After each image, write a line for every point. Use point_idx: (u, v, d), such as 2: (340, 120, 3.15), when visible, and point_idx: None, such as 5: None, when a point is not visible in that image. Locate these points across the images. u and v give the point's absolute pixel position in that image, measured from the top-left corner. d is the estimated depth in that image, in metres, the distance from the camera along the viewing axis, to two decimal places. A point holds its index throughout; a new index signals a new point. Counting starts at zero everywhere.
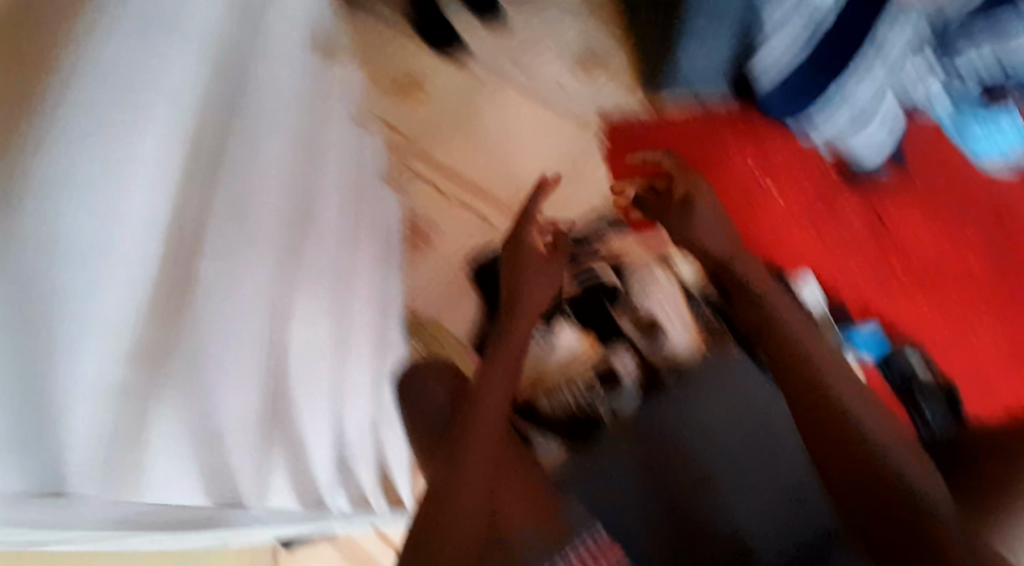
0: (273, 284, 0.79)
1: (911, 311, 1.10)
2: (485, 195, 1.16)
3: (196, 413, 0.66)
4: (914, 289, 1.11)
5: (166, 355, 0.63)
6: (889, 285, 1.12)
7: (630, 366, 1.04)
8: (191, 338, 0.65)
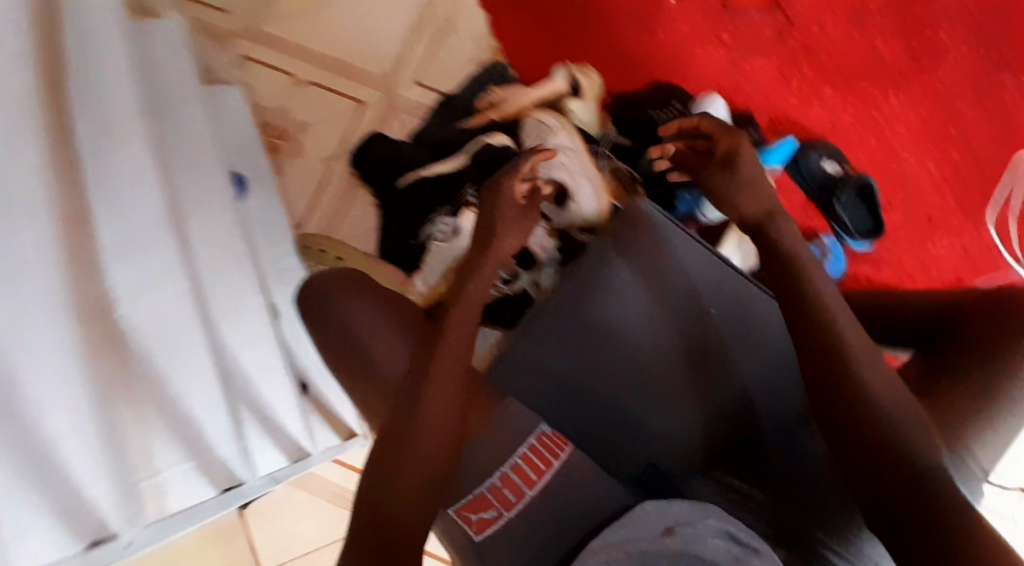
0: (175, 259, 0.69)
1: (812, 103, 1.06)
2: (354, 75, 1.08)
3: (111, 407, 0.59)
4: (813, 81, 1.06)
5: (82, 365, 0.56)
6: (789, 80, 1.06)
7: (545, 241, 0.92)
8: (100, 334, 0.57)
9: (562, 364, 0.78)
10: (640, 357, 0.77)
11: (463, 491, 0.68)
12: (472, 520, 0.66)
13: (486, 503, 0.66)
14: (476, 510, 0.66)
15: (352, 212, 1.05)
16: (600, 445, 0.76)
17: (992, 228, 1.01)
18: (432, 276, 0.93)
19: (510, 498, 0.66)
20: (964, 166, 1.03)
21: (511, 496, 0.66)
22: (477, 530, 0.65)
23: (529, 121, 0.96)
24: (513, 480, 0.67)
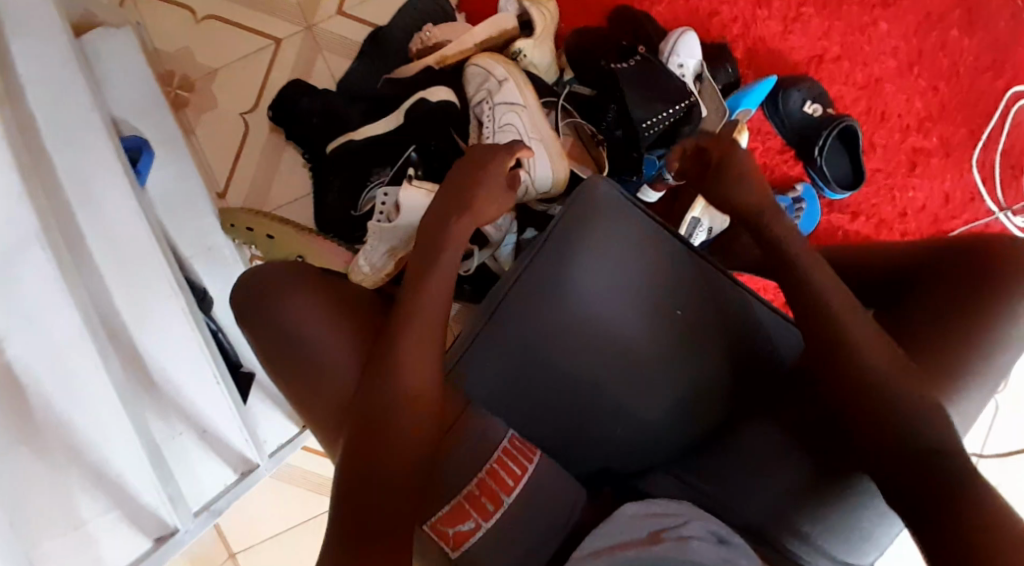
0: (42, 272, 0.62)
1: (794, 29, 0.95)
2: (268, 6, 0.93)
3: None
4: (796, 4, 0.95)
5: None
6: (769, 3, 0.94)
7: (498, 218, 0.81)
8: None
9: (524, 359, 0.71)
10: (617, 350, 0.71)
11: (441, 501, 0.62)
12: (449, 534, 0.61)
13: (462, 513, 0.61)
14: (452, 522, 0.61)
15: (280, 173, 0.93)
16: (572, 444, 0.71)
17: (976, 172, 0.94)
18: (376, 256, 0.83)
19: (488, 507, 0.61)
20: (951, 102, 0.95)
21: (489, 504, 0.61)
22: (454, 544, 0.60)
23: (473, 69, 0.83)
24: (490, 486, 0.62)
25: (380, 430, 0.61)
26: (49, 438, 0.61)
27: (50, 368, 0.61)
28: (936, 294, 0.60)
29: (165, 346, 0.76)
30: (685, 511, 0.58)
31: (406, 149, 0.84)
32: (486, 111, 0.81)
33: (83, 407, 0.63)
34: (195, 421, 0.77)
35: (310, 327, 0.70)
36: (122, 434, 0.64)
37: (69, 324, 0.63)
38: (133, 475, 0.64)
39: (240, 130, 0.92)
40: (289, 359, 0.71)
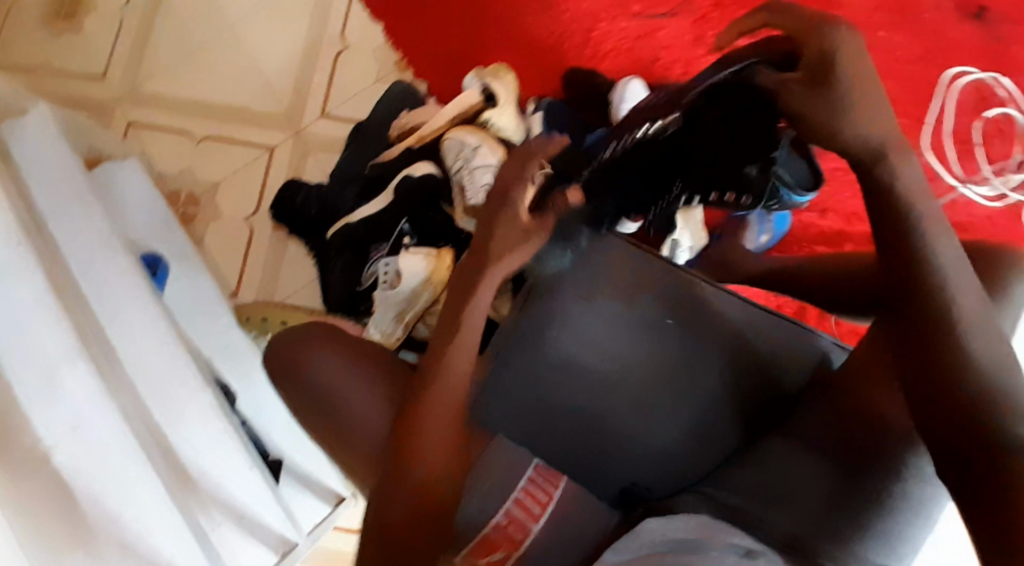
0: (84, 378, 0.68)
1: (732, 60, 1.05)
2: (256, 119, 1.03)
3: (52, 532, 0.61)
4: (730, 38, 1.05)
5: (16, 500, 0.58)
6: (705, 41, 1.04)
7: None
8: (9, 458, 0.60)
9: (527, 399, 0.71)
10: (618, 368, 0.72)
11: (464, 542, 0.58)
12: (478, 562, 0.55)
13: (491, 544, 0.57)
14: (483, 553, 0.56)
15: (286, 265, 1.00)
16: (594, 475, 0.69)
17: (928, 154, 1.04)
18: (384, 322, 0.88)
19: (516, 537, 0.58)
20: (892, 96, 1.06)
21: (518, 534, 0.58)
22: None
23: (449, 142, 0.89)
24: (517, 515, 0.59)
25: (400, 474, 0.58)
26: (112, 528, 0.65)
27: (96, 471, 0.65)
28: None
29: (194, 444, 0.79)
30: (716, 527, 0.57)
31: (399, 224, 0.91)
32: (466, 177, 0.87)
33: (137, 497, 0.67)
34: (235, 510, 0.80)
35: (341, 379, 0.69)
36: (163, 526, 0.68)
37: (111, 426, 0.68)
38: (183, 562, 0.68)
39: (245, 233, 1.00)
40: (314, 419, 0.70)
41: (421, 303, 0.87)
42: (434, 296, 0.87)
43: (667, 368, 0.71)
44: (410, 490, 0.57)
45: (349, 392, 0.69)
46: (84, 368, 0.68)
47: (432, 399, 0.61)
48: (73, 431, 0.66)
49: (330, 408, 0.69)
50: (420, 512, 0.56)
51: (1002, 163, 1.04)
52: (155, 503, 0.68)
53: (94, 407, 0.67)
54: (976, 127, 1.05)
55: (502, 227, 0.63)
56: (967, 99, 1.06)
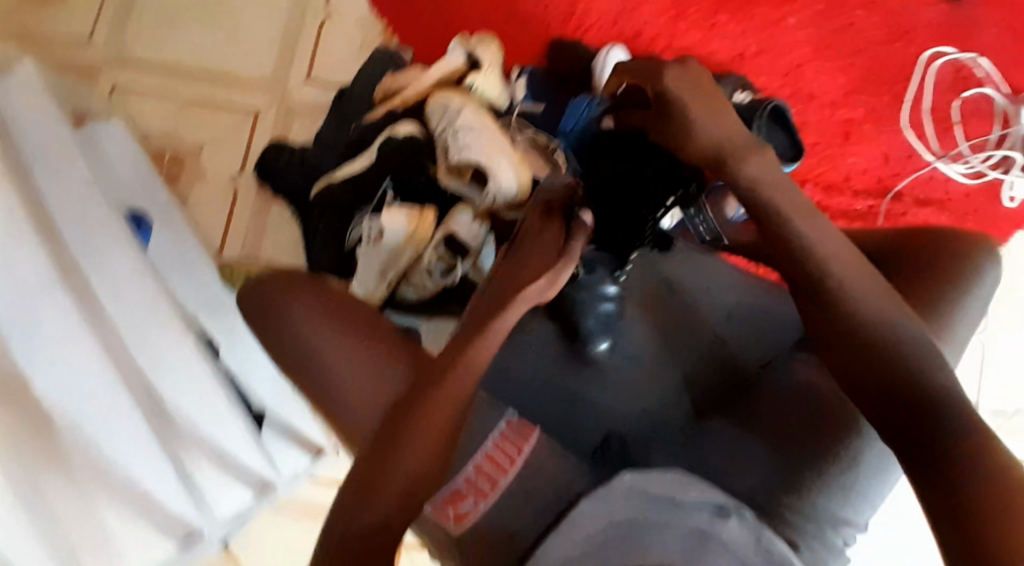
0: (57, 297, 0.67)
1: (714, 35, 1.07)
2: (242, 83, 1.04)
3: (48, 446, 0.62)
4: (711, 13, 1.07)
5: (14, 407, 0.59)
6: (686, 18, 1.07)
7: (472, 227, 0.86)
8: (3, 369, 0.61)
9: (532, 370, 0.72)
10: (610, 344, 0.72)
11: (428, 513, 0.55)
12: (450, 517, 0.59)
13: (459, 496, 0.59)
14: (453, 505, 0.59)
15: (268, 229, 1.00)
16: (568, 436, 0.70)
17: (908, 131, 1.06)
18: (367, 280, 0.88)
19: (484, 488, 0.59)
20: (870, 74, 1.07)
21: (484, 485, 0.59)
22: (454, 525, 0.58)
23: (434, 105, 0.90)
24: (487, 469, 0.60)
25: (391, 451, 0.54)
26: (98, 446, 0.67)
27: (75, 400, 0.66)
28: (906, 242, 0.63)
29: (175, 386, 0.79)
30: (686, 483, 0.52)
31: (382, 183, 0.90)
32: (449, 137, 0.88)
33: (118, 417, 0.69)
34: (211, 448, 0.81)
35: (334, 339, 0.64)
36: (143, 458, 0.71)
37: (89, 355, 0.68)
38: (161, 489, 0.73)
39: (230, 195, 1.01)
40: (295, 378, 0.66)
41: (402, 261, 0.87)
42: (416, 254, 0.87)
43: (662, 340, 0.73)
44: (395, 493, 0.53)
45: (338, 357, 0.64)
46: (59, 287, 0.68)
47: (451, 385, 0.57)
48: (52, 347, 0.65)
49: (313, 369, 0.64)
50: (405, 493, 0.53)
51: (979, 142, 1.05)
52: (131, 425, 0.70)
53: (65, 336, 0.66)
54: (954, 106, 1.06)
55: (536, 240, 0.63)
56: (944, 79, 1.07)
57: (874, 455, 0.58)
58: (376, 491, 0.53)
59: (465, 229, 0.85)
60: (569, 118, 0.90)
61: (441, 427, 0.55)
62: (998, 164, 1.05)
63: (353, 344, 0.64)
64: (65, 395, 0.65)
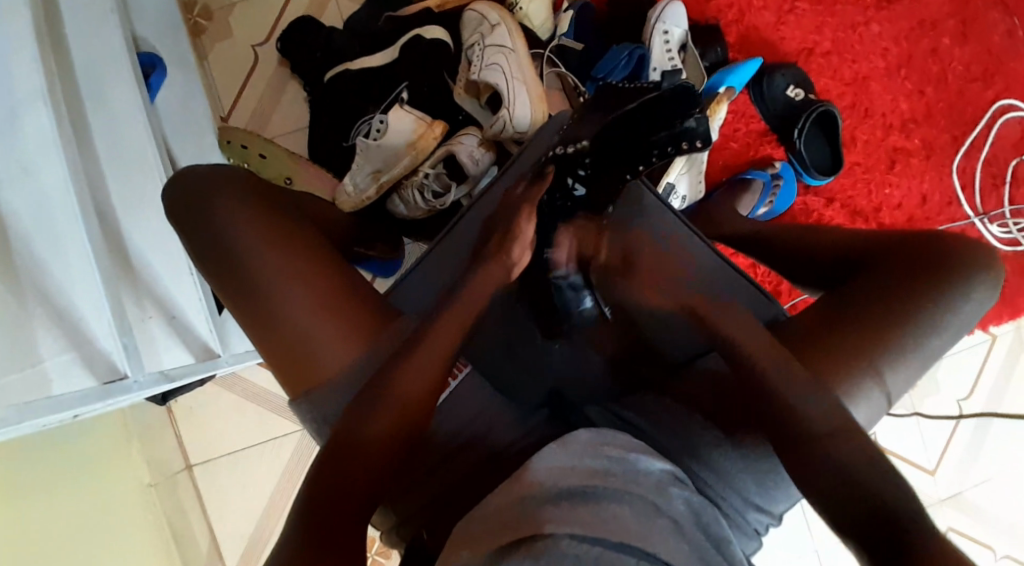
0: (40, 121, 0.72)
1: (787, 21, 1.00)
2: None
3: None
4: None
5: None
6: None
7: (475, 152, 0.84)
8: None
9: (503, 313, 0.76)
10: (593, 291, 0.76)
11: (410, 438, 0.63)
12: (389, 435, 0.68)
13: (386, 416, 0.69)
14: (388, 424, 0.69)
15: (282, 103, 0.99)
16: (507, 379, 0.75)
17: (956, 177, 0.99)
18: (360, 180, 0.86)
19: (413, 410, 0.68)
20: (938, 106, 1.00)
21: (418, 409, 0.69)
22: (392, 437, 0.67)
23: (472, 14, 0.87)
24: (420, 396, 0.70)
25: (389, 390, 0.62)
26: (46, 267, 0.70)
27: (34, 218, 0.70)
28: (880, 278, 0.63)
29: (144, 235, 0.83)
30: (635, 445, 0.63)
31: (398, 86, 0.89)
32: (476, 54, 0.84)
33: (73, 243, 0.72)
34: (165, 306, 0.83)
35: (284, 271, 0.66)
36: (89, 286, 0.73)
37: (56, 177, 0.72)
38: (96, 320, 0.72)
39: (250, 60, 0.99)
40: (238, 304, 0.67)
41: (398, 169, 0.84)
42: (412, 167, 0.85)
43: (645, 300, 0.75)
44: (399, 412, 0.62)
45: (288, 287, 0.65)
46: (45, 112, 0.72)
47: (444, 331, 0.65)
48: (27, 164, 0.71)
49: (261, 295, 0.65)
50: (400, 421, 0.62)
51: None
52: (82, 255, 0.72)
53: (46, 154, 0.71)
54: (1011, 165, 1.00)
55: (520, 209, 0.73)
56: (1010, 134, 1.00)
57: (761, 488, 0.63)
58: (374, 424, 0.61)
59: (467, 151, 0.83)
60: (604, 64, 0.89)
61: (431, 367, 0.64)
62: None
63: (298, 278, 0.66)
64: (19, 212, 0.69)
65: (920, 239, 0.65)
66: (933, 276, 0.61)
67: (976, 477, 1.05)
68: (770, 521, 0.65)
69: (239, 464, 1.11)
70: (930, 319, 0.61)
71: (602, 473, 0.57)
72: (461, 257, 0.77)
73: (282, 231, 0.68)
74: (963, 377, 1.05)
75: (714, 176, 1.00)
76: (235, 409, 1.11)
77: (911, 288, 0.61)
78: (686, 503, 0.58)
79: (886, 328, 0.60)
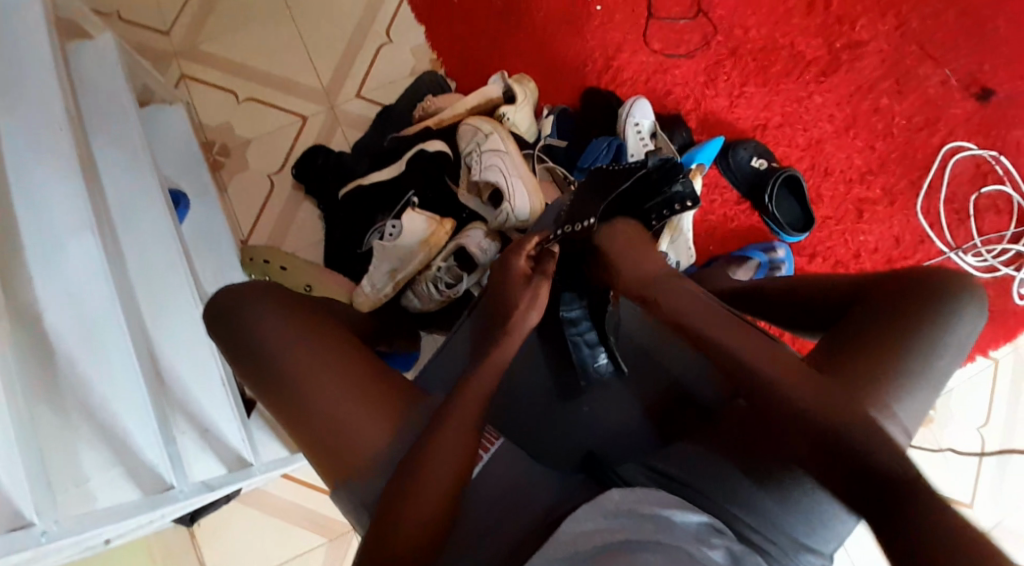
0: (85, 252, 0.79)
1: (739, 103, 1.13)
2: (293, 87, 1.12)
3: (46, 377, 0.72)
4: (739, 83, 1.13)
5: (21, 335, 0.71)
6: (715, 83, 1.13)
7: (482, 241, 0.92)
8: (20, 303, 0.73)
9: (523, 386, 0.84)
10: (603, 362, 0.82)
11: (446, 522, 0.66)
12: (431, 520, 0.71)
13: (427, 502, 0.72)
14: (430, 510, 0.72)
15: (296, 220, 1.08)
16: (542, 447, 0.81)
17: (922, 218, 1.09)
18: (378, 279, 0.93)
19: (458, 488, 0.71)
20: (890, 158, 1.12)
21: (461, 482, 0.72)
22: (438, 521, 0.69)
23: (466, 127, 0.97)
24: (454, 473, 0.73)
25: (420, 478, 0.65)
26: (92, 387, 0.75)
27: (82, 342, 0.76)
28: (876, 311, 0.69)
29: (177, 352, 0.88)
30: (662, 497, 0.66)
31: (406, 194, 0.99)
32: (474, 158, 0.95)
33: (118, 362, 0.78)
34: (199, 421, 0.86)
35: (317, 371, 0.71)
36: (134, 403, 0.77)
37: (102, 297, 0.79)
38: (141, 435, 0.76)
39: (265, 187, 1.09)
40: (277, 407, 0.72)
41: (413, 264, 0.92)
42: (427, 261, 0.93)
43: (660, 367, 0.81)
44: (440, 486, 0.66)
45: (320, 386, 0.70)
46: (91, 243, 0.80)
47: (468, 410, 0.70)
48: (73, 292, 0.77)
49: (295, 396, 0.70)
50: (434, 507, 0.65)
51: (993, 236, 1.09)
52: (127, 374, 0.78)
53: (91, 281, 0.79)
54: (973, 200, 1.10)
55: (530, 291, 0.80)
56: (965, 170, 1.11)
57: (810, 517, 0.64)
58: (407, 512, 0.64)
59: (475, 242, 0.91)
60: (588, 155, 1.01)
61: (463, 436, 0.68)
62: (1012, 260, 1.09)
63: (329, 376, 0.71)
64: (66, 338, 0.75)
65: (915, 270, 0.71)
66: (928, 294, 0.68)
67: (1008, 503, 1.07)
68: (822, 563, 0.65)
69: None
70: (929, 338, 0.66)
71: (632, 527, 0.62)
72: (478, 338, 0.82)
73: (313, 324, 0.75)
74: (976, 404, 1.09)
75: (701, 246, 1.09)
76: (259, 525, 1.11)
77: (907, 312, 0.67)
78: (726, 552, 0.61)
79: (894, 353, 0.66)
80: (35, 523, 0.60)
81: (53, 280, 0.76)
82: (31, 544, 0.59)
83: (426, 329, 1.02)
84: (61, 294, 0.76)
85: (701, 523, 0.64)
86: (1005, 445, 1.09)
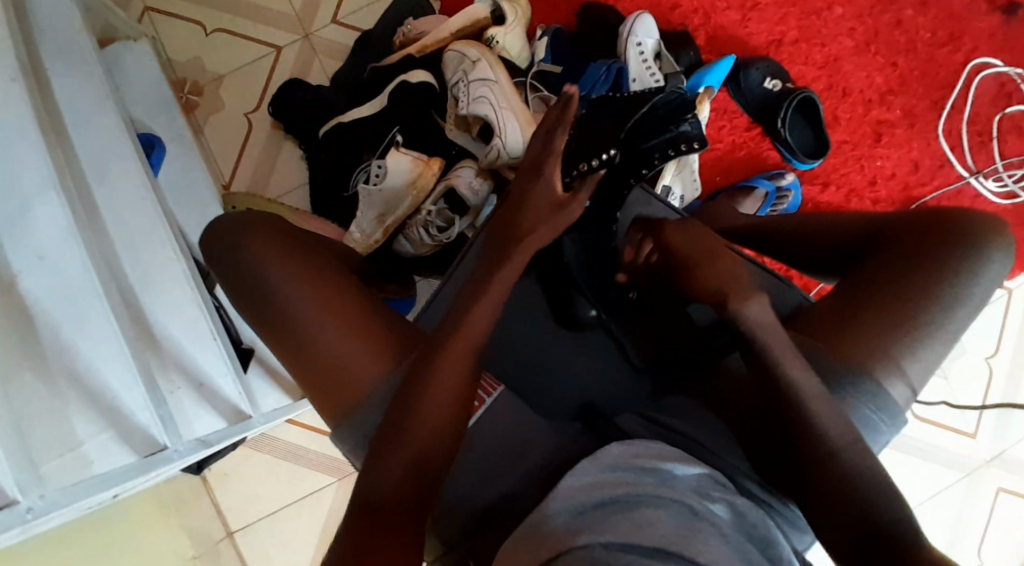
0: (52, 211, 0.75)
1: (752, 17, 1.03)
2: (265, 18, 1.03)
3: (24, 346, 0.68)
4: None
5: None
6: None
7: (473, 182, 0.86)
8: None
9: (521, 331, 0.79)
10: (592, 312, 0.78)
11: (442, 469, 0.63)
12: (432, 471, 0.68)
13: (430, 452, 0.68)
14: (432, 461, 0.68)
15: (280, 162, 1.02)
16: (537, 396, 0.77)
17: (943, 140, 1.02)
18: (365, 223, 0.88)
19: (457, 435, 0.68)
20: (912, 75, 1.03)
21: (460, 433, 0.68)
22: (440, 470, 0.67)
23: (451, 54, 0.90)
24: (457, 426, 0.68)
25: (411, 425, 0.61)
26: (72, 350, 0.71)
27: (57, 302, 0.72)
28: (898, 255, 0.65)
29: (166, 310, 0.84)
30: (668, 452, 0.63)
31: (391, 131, 0.93)
32: (461, 89, 0.87)
33: (94, 321, 0.73)
34: (192, 375, 0.83)
35: (310, 304, 0.67)
36: (116, 363, 0.72)
37: (76, 261, 0.74)
38: (129, 396, 0.72)
39: (244, 127, 1.02)
40: (272, 338, 0.69)
41: (402, 208, 0.88)
42: (415, 205, 0.88)
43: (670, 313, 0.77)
44: (433, 433, 0.62)
45: (313, 319, 0.67)
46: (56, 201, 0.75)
47: (463, 352, 0.64)
48: (44, 256, 0.73)
49: (288, 328, 0.67)
50: (427, 453, 0.61)
51: (1015, 160, 1.01)
52: (105, 332, 0.73)
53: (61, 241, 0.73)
54: (996, 120, 1.02)
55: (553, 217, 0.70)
56: (986, 92, 1.02)
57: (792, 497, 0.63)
58: (397, 458, 0.61)
59: (466, 183, 0.86)
60: (585, 82, 0.92)
61: (453, 381, 0.63)
62: None
63: (322, 310, 0.67)
64: (40, 302, 0.71)
65: (943, 212, 0.67)
66: (952, 244, 0.64)
67: (1016, 433, 1.05)
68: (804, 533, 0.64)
69: (284, 524, 1.10)
70: (953, 287, 0.63)
71: (634, 480, 0.59)
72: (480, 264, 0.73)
73: (300, 259, 0.70)
74: (984, 334, 1.06)
75: (707, 177, 1.02)
76: (268, 471, 1.11)
77: (935, 258, 0.64)
78: (726, 506, 0.59)
79: (911, 300, 0.63)
80: (19, 501, 0.57)
81: (22, 244, 0.72)
82: (16, 523, 0.56)
83: (418, 276, 0.98)
84: (32, 258, 0.72)
85: (705, 478, 0.61)
86: (1014, 374, 1.05)
